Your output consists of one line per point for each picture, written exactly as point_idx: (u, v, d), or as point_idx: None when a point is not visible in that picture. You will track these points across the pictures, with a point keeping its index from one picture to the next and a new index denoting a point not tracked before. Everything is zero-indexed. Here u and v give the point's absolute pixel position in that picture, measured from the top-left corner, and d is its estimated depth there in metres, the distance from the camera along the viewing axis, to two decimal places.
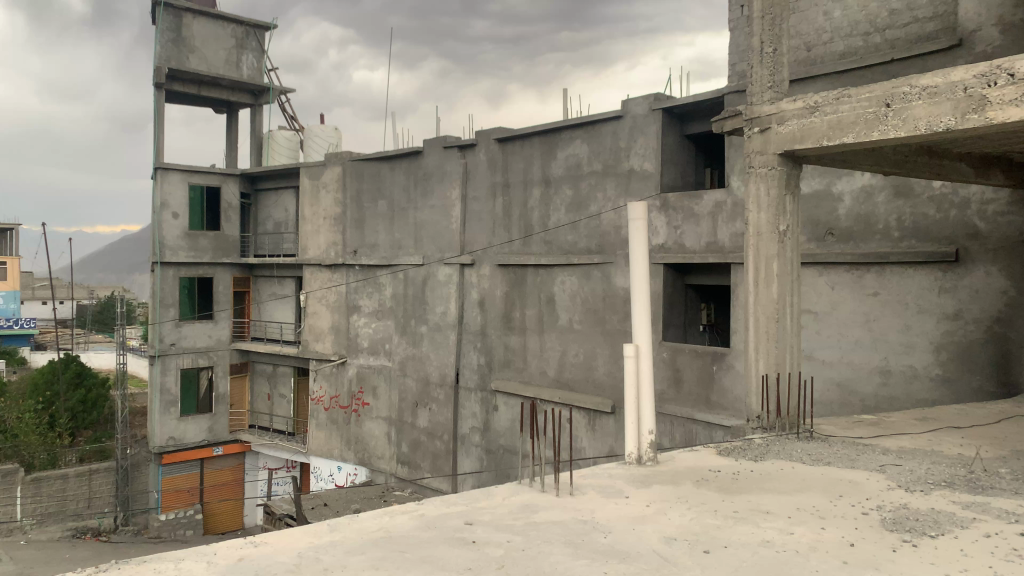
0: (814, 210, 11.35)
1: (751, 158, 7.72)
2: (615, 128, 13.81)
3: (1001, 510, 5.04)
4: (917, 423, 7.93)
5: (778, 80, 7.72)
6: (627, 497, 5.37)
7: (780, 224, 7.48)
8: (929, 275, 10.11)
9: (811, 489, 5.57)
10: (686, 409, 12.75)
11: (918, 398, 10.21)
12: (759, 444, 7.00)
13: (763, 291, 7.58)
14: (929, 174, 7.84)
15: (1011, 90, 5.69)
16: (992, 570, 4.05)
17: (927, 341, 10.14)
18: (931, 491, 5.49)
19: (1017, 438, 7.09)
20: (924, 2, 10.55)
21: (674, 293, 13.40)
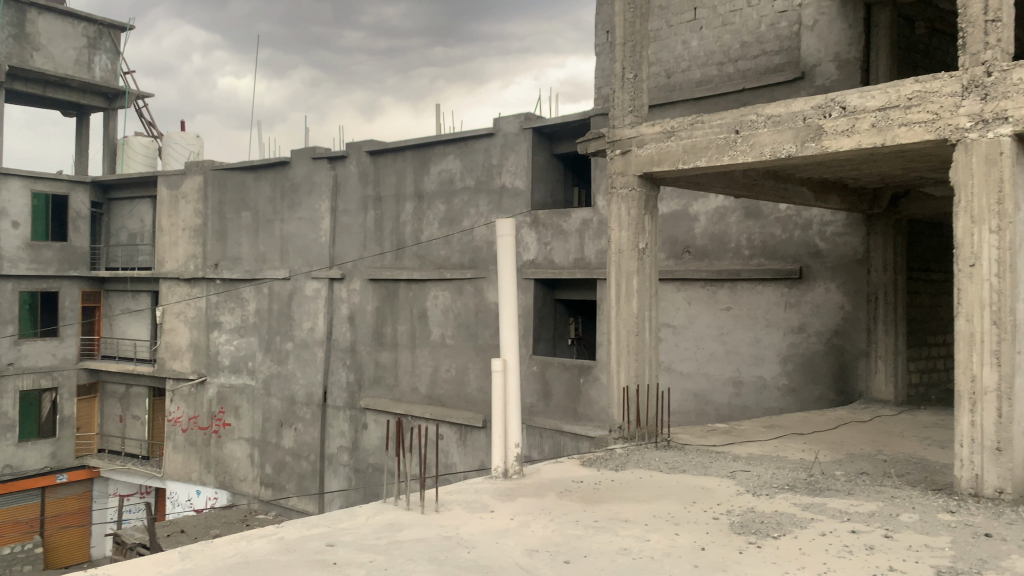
0: (673, 228, 11.90)
1: (613, 178, 7.99)
2: (486, 145, 14.00)
3: (835, 509, 5.44)
4: (764, 430, 8.43)
5: (638, 105, 8.06)
6: (491, 511, 5.41)
7: (640, 242, 7.79)
8: (775, 290, 10.81)
9: (666, 496, 5.82)
10: (554, 422, 13.00)
11: (767, 406, 10.89)
12: (620, 453, 7.24)
13: (624, 306, 7.86)
14: (776, 197, 8.38)
15: (842, 121, 6.21)
16: (827, 566, 4.37)
17: (775, 353, 10.84)
18: (776, 494, 5.85)
19: (852, 442, 7.67)
20: (771, 36, 11.32)
21: (543, 308, 13.66)
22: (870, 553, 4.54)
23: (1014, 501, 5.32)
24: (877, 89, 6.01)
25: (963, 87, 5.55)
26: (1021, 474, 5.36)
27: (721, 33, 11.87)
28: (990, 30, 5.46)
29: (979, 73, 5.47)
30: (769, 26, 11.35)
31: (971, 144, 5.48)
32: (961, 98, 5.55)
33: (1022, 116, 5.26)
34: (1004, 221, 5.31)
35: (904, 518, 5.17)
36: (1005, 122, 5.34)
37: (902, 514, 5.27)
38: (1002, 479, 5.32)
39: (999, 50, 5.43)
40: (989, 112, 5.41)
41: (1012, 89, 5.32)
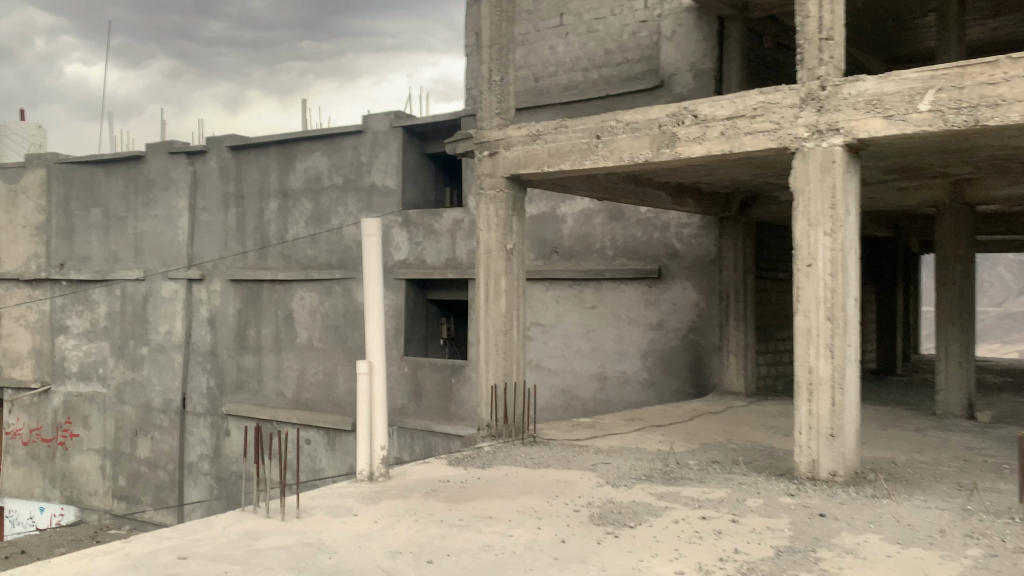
0: (541, 229, 12.18)
1: (481, 179, 8.06)
2: (355, 143, 13.81)
3: (688, 497, 5.73)
4: (625, 423, 8.77)
5: (504, 108, 8.16)
6: (355, 514, 5.35)
7: (507, 243, 7.91)
8: (637, 289, 11.30)
9: (530, 491, 5.94)
10: (425, 422, 12.97)
11: (629, 400, 11.33)
12: (487, 451, 7.33)
13: (492, 306, 7.95)
14: (636, 201, 8.72)
15: (695, 129, 6.54)
16: (678, 552, 4.59)
17: (637, 349, 11.31)
18: (634, 485, 6.10)
19: (705, 433, 8.10)
20: (632, 45, 11.76)
21: (414, 308, 13.60)
22: (717, 537, 4.82)
23: (845, 482, 5.79)
24: (725, 99, 6.36)
25: (801, 99, 5.97)
26: (851, 457, 5.84)
27: (586, 40, 12.22)
28: (824, 47, 5.90)
29: (815, 87, 5.91)
30: (631, 35, 11.78)
31: (808, 152, 5.91)
32: (800, 109, 5.97)
33: (851, 128, 5.73)
34: (836, 224, 5.77)
35: (750, 503, 5.51)
36: (837, 133, 5.79)
37: (747, 499, 5.61)
38: (835, 463, 5.77)
39: (831, 67, 5.88)
40: (824, 123, 5.84)
41: (843, 103, 5.78)
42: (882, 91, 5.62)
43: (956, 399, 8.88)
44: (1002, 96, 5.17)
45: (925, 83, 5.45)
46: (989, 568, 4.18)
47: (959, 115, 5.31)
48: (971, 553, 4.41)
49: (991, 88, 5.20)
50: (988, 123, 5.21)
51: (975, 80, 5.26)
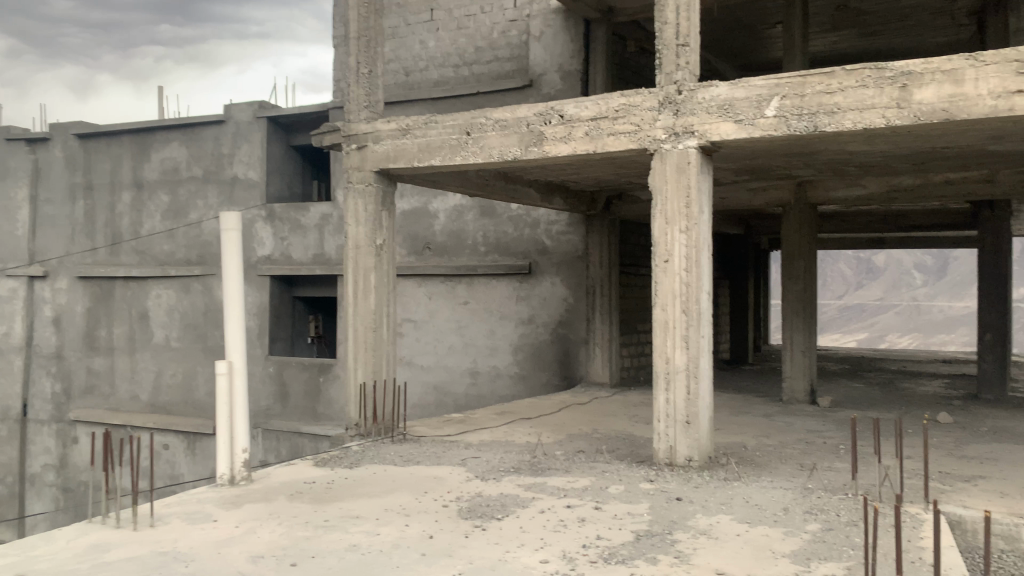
0: (412, 225, 12.13)
1: (349, 173, 7.91)
2: (216, 134, 13.25)
3: (554, 487, 5.87)
4: (496, 417, 8.87)
5: (373, 102, 8.05)
6: (214, 520, 5.15)
7: (377, 238, 7.81)
8: (508, 285, 11.45)
9: (399, 489, 5.91)
10: (292, 423, 12.62)
11: (501, 394, 11.48)
12: (356, 450, 7.22)
13: (361, 303, 7.82)
14: (506, 198, 8.81)
15: (561, 128, 6.69)
16: (543, 541, 4.70)
17: (508, 343, 11.46)
18: (502, 478, 6.18)
19: (572, 424, 8.32)
20: (502, 44, 11.88)
21: (280, 305, 13.19)
22: (581, 525, 4.96)
23: (700, 466, 6.11)
24: (589, 100, 6.54)
25: (659, 103, 6.23)
26: (705, 443, 6.17)
27: (457, 36, 12.22)
28: (681, 53, 6.19)
29: (672, 91, 6.17)
30: (501, 34, 11.90)
31: (666, 153, 6.17)
32: (658, 112, 6.23)
33: (706, 131, 6.03)
34: (691, 222, 6.06)
35: (612, 490, 5.70)
36: (692, 135, 6.08)
37: (610, 486, 5.81)
38: (691, 449, 6.08)
39: (687, 72, 6.17)
40: (680, 125, 6.12)
41: (697, 107, 6.08)
42: (733, 97, 5.94)
43: (801, 386, 9.57)
44: (838, 105, 5.57)
45: (771, 90, 5.80)
46: (825, 541, 4.53)
47: (800, 121, 5.69)
48: (811, 529, 4.76)
49: (828, 97, 5.60)
50: (826, 129, 5.60)
51: (815, 89, 5.65)
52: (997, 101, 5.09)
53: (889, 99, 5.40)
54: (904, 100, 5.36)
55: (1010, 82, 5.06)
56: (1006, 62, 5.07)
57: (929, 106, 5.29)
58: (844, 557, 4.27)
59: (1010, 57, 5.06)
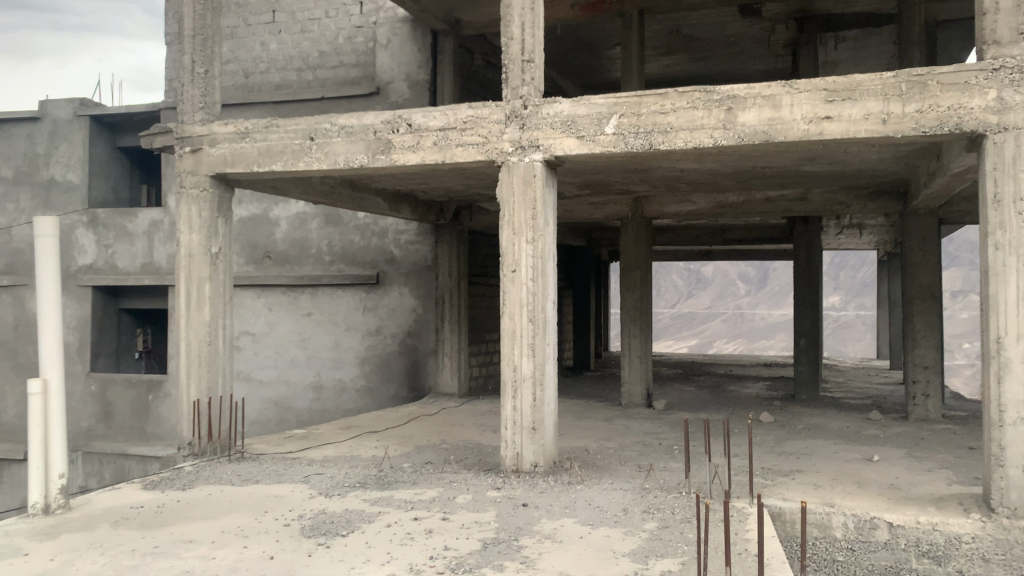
0: (252, 233, 11.66)
1: (182, 177, 7.47)
2: (29, 131, 12.20)
3: (401, 500, 5.79)
4: (340, 431, 8.66)
5: (209, 103, 7.66)
6: (25, 554, 4.68)
7: (213, 246, 7.43)
8: (354, 295, 11.24)
9: (236, 510, 5.62)
10: (117, 445, 11.73)
11: (346, 408, 11.21)
12: (189, 471, 6.80)
13: (195, 315, 7.39)
14: (352, 206, 8.64)
15: (409, 137, 6.63)
16: (390, 555, 4.63)
17: (353, 355, 11.23)
18: (347, 493, 6.02)
19: (419, 435, 8.27)
20: (349, 50, 11.67)
21: (104, 319, 12.25)
22: (428, 536, 4.92)
23: (545, 471, 6.24)
24: (437, 110, 6.53)
25: (506, 116, 6.33)
26: (549, 449, 6.31)
27: (300, 40, 11.89)
28: (526, 69, 6.34)
29: (518, 106, 6.29)
30: (346, 39, 11.68)
31: (513, 165, 6.28)
32: (504, 125, 6.33)
33: (550, 145, 6.19)
34: (537, 233, 6.20)
35: (459, 500, 5.70)
36: (537, 149, 6.23)
37: (457, 496, 5.80)
38: (537, 455, 6.19)
39: (532, 88, 6.33)
40: (526, 139, 6.26)
41: (542, 121, 6.23)
42: (575, 113, 6.14)
43: (638, 390, 10.02)
44: (672, 124, 5.89)
45: (611, 109, 6.05)
46: (662, 538, 4.75)
47: (637, 138, 5.97)
48: (648, 527, 4.97)
49: (662, 117, 5.91)
50: (661, 147, 5.90)
51: (650, 109, 5.94)
52: (809, 125, 5.54)
53: (717, 120, 5.77)
54: (729, 122, 5.74)
55: (820, 108, 5.52)
56: (817, 90, 5.53)
57: (751, 128, 5.69)
58: (679, 553, 4.49)
59: (820, 86, 5.52)
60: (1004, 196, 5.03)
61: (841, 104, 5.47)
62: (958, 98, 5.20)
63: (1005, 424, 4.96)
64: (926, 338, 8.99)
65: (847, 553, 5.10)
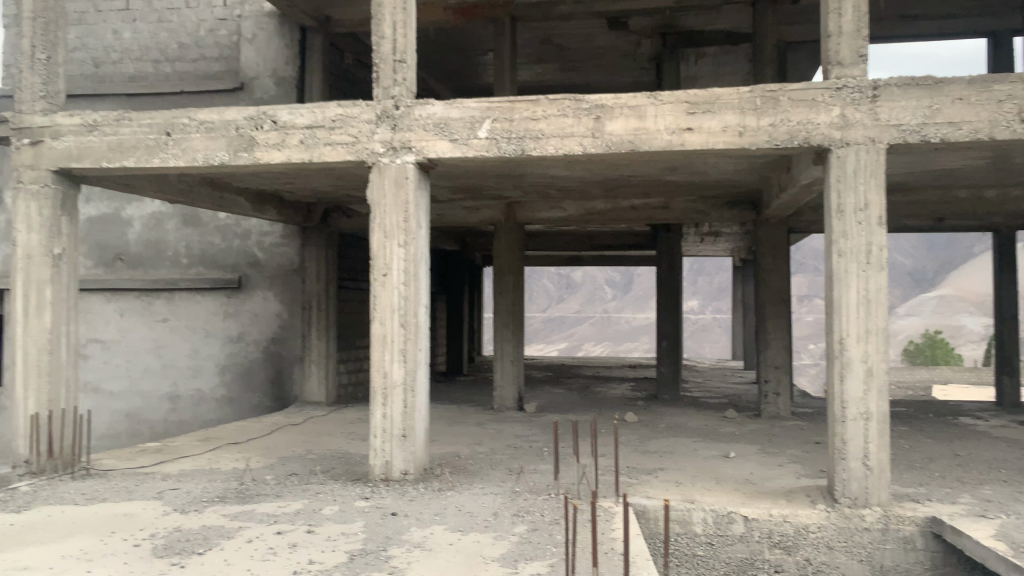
0: (101, 234, 10.90)
1: (19, 171, 6.85)
2: None
3: (263, 514, 5.54)
4: (199, 444, 8.21)
5: (51, 92, 7.08)
6: None
7: (55, 247, 6.87)
8: (215, 299, 10.72)
9: (79, 532, 5.19)
10: None
11: (205, 419, 10.66)
12: (25, 492, 6.23)
13: (33, 321, 6.79)
14: (212, 206, 8.22)
15: (273, 135, 6.35)
16: (252, 572, 4.41)
17: (214, 363, 10.70)
18: (204, 509, 5.69)
19: (284, 445, 7.97)
20: (211, 43, 11.12)
21: None
22: (292, 551, 4.73)
23: (415, 479, 6.15)
24: (304, 108, 6.31)
25: (377, 116, 6.20)
26: (420, 455, 6.23)
27: (157, 29, 11.22)
28: (398, 69, 6.25)
29: (390, 106, 6.18)
30: (208, 31, 11.14)
31: (384, 166, 6.17)
32: (375, 126, 6.20)
33: (422, 148, 6.12)
34: (408, 237, 6.11)
35: (326, 511, 5.51)
36: (408, 151, 6.14)
37: (323, 508, 5.61)
38: (407, 462, 6.10)
39: (404, 88, 6.24)
40: (397, 140, 6.15)
41: (414, 123, 6.14)
42: (448, 116, 6.10)
43: (510, 394, 10.09)
44: (543, 131, 5.95)
45: (483, 113, 6.04)
46: (531, 541, 4.77)
47: (510, 144, 5.99)
48: (518, 531, 4.99)
49: (534, 123, 5.97)
50: (532, 153, 5.96)
51: (522, 115, 5.98)
52: (672, 135, 5.74)
53: (585, 128, 5.88)
54: (598, 131, 5.86)
55: (682, 120, 5.73)
56: (679, 102, 5.74)
57: (618, 137, 5.83)
58: (547, 555, 4.52)
59: (682, 98, 5.72)
60: (846, 207, 5.40)
61: (702, 117, 5.70)
62: (806, 114, 5.53)
63: (846, 419, 5.31)
64: (777, 340, 9.55)
65: (706, 547, 5.31)
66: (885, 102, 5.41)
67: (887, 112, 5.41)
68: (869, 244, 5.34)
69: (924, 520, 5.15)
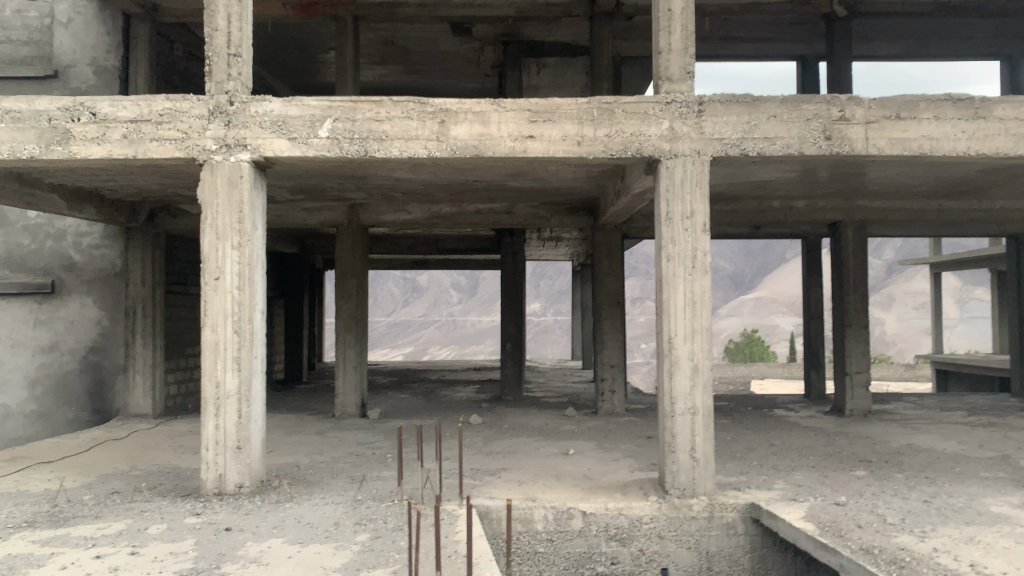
0: None
1: None
2: None
3: (80, 537, 5.11)
4: (4, 464, 7.46)
5: None
6: None
7: None
8: (24, 305, 9.42)
9: None
10: None
11: (9, 439, 9.31)
12: None
13: None
14: (19, 203, 7.40)
15: (92, 128, 5.88)
16: None
17: (21, 376, 9.39)
18: (9, 536, 5.17)
19: (105, 462, 7.41)
20: (17, 24, 9.97)
21: None
22: None
23: (251, 491, 5.90)
24: (128, 100, 5.89)
25: (209, 111, 5.90)
26: (256, 467, 5.98)
27: None
28: (232, 63, 5.98)
29: (223, 101, 5.89)
30: (14, 12, 9.96)
31: (216, 165, 5.87)
32: (207, 121, 5.89)
33: (258, 146, 5.88)
34: (243, 238, 5.86)
35: (151, 531, 5.16)
36: (244, 149, 5.88)
37: (149, 527, 5.25)
38: (242, 475, 5.84)
39: (239, 84, 5.99)
40: (231, 138, 5.88)
41: (249, 120, 5.89)
42: (286, 114, 5.90)
43: (352, 401, 9.90)
44: (386, 132, 5.88)
45: (324, 112, 5.90)
46: (373, 549, 4.69)
47: (352, 144, 5.88)
48: (361, 539, 4.89)
49: (377, 124, 5.89)
50: (375, 155, 5.87)
51: (365, 115, 5.90)
52: (514, 142, 5.86)
53: (430, 132, 5.87)
54: (442, 135, 5.87)
55: (524, 127, 5.86)
56: (521, 110, 5.87)
57: (462, 141, 5.87)
58: (390, 562, 4.46)
59: (524, 107, 5.86)
60: (674, 214, 5.73)
61: (543, 125, 5.85)
62: (639, 126, 5.81)
63: (675, 414, 5.62)
64: (613, 340, 9.95)
65: (546, 543, 5.45)
66: (710, 116, 5.79)
67: (711, 126, 5.79)
68: (694, 249, 5.68)
69: (744, 506, 5.55)
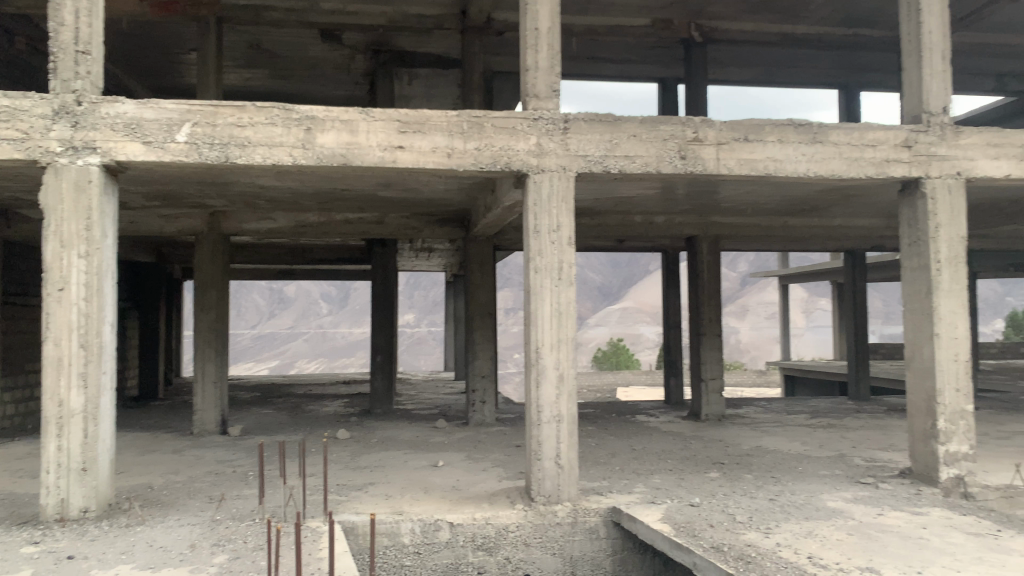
0: None
1: None
2: None
3: None
4: None
5: None
6: None
7: None
8: None
9: None
10: None
11: None
12: None
13: None
14: None
15: None
16: None
17: None
18: None
19: None
20: None
21: None
22: None
23: (97, 516, 5.54)
24: None
25: (54, 111, 5.53)
26: (103, 489, 5.62)
27: None
28: (80, 61, 5.64)
29: (70, 101, 5.54)
30: None
31: (61, 167, 5.50)
32: (51, 122, 5.52)
33: (108, 149, 5.56)
34: (91, 246, 5.52)
35: None
36: (92, 152, 5.55)
37: None
38: (87, 498, 5.47)
39: (88, 83, 5.64)
40: (78, 139, 5.53)
41: (99, 122, 5.57)
42: (141, 116, 5.61)
43: (212, 417, 9.47)
44: (249, 139, 5.71)
45: (182, 116, 5.66)
46: (231, 571, 4.52)
47: (212, 150, 5.66)
48: (217, 561, 4.70)
49: (239, 130, 5.71)
50: (237, 161, 5.69)
51: (226, 120, 5.70)
52: (383, 152, 5.83)
53: (295, 139, 5.75)
54: (308, 143, 5.76)
55: (394, 138, 5.85)
56: (391, 121, 5.85)
57: (330, 150, 5.78)
58: None
59: (393, 117, 5.85)
60: (540, 227, 5.87)
61: (412, 136, 5.86)
62: (507, 141, 5.91)
63: (542, 422, 5.75)
64: (484, 351, 10.05)
65: (413, 557, 5.42)
66: (575, 134, 5.98)
67: (576, 143, 5.98)
68: (560, 261, 5.85)
69: (605, 511, 5.74)
